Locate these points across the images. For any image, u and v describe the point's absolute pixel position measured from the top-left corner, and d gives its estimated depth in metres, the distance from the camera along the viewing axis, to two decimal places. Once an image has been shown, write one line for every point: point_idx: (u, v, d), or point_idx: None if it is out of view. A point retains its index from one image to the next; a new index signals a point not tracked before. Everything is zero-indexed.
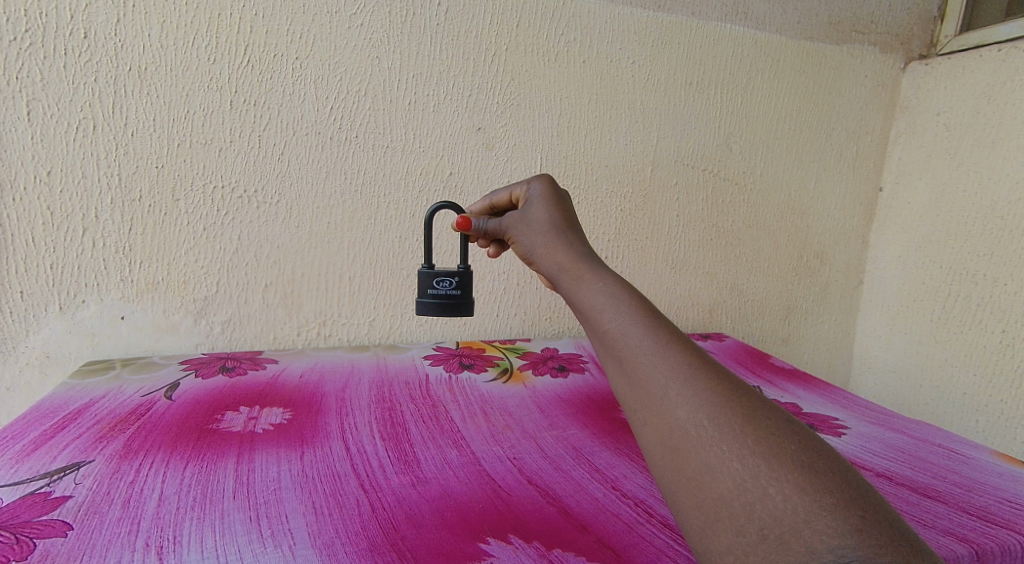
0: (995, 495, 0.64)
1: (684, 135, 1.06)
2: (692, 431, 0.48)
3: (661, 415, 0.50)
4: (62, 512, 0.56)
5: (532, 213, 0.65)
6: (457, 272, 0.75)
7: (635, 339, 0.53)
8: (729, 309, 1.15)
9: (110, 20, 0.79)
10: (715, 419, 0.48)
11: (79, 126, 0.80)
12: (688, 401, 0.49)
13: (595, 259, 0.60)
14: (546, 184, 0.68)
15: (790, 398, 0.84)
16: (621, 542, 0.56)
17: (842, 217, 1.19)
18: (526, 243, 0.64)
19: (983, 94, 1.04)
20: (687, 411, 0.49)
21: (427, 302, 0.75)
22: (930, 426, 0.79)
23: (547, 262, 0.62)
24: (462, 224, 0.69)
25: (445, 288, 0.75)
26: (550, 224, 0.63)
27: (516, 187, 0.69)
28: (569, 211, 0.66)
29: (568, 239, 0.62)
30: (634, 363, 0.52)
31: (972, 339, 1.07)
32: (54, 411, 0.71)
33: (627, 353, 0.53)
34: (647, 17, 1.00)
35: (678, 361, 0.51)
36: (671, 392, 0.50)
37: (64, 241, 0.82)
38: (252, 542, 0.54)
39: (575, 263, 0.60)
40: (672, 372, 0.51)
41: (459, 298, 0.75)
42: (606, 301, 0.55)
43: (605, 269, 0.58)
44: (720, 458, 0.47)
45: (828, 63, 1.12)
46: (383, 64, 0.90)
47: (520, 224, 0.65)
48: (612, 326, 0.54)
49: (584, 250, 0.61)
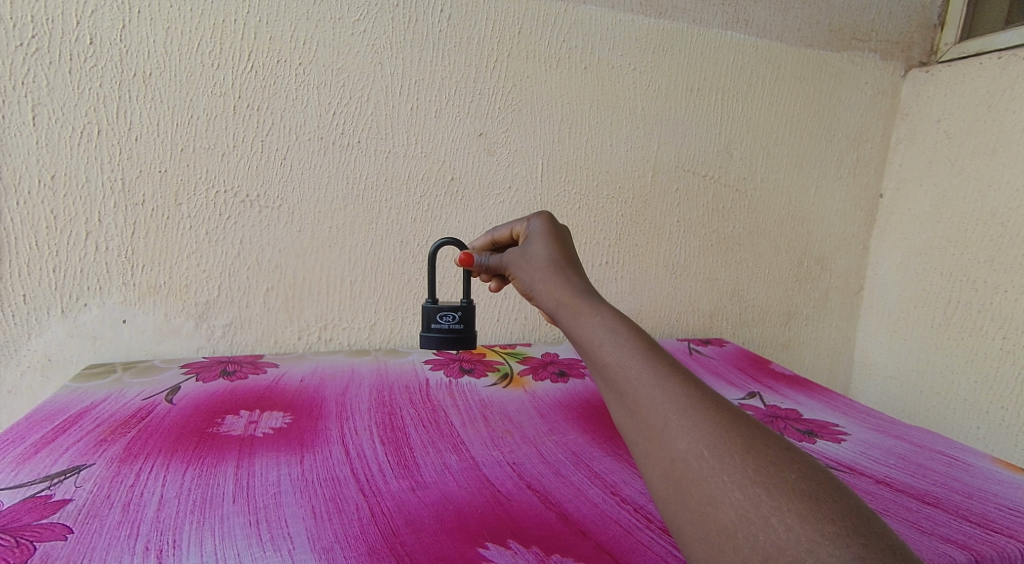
0: (995, 502, 0.64)
1: (685, 141, 1.06)
2: (693, 462, 0.48)
3: (662, 447, 0.50)
4: (61, 516, 0.56)
5: (532, 250, 0.65)
6: (460, 307, 0.76)
7: (634, 371, 0.53)
8: (729, 314, 1.15)
9: (116, 26, 0.80)
10: (715, 449, 0.48)
11: (84, 131, 0.81)
12: (688, 432, 0.49)
13: (594, 295, 0.60)
14: (546, 221, 0.68)
15: (791, 404, 0.84)
16: (621, 548, 0.56)
17: (843, 223, 1.19)
18: (526, 278, 0.64)
19: (983, 101, 1.05)
20: (687, 442, 0.49)
21: (430, 337, 0.76)
22: (930, 433, 0.79)
23: (546, 297, 0.62)
24: (466, 259, 0.69)
25: (448, 322, 0.76)
26: (550, 261, 0.63)
27: (517, 225, 0.70)
28: (569, 249, 0.66)
29: (568, 275, 0.62)
30: (634, 396, 0.52)
31: (973, 345, 1.07)
32: (55, 415, 0.71)
33: (627, 384, 0.53)
34: (648, 24, 1.00)
35: (678, 391, 0.51)
36: (671, 423, 0.50)
37: (67, 245, 0.82)
38: (252, 546, 0.54)
39: (575, 298, 0.60)
40: (671, 404, 0.51)
41: (462, 332, 0.76)
42: (606, 336, 0.55)
43: (604, 305, 0.58)
44: (722, 488, 0.47)
45: (829, 70, 1.12)
46: (385, 69, 0.90)
47: (520, 261, 0.65)
48: (611, 359, 0.54)
49: (584, 286, 0.61)
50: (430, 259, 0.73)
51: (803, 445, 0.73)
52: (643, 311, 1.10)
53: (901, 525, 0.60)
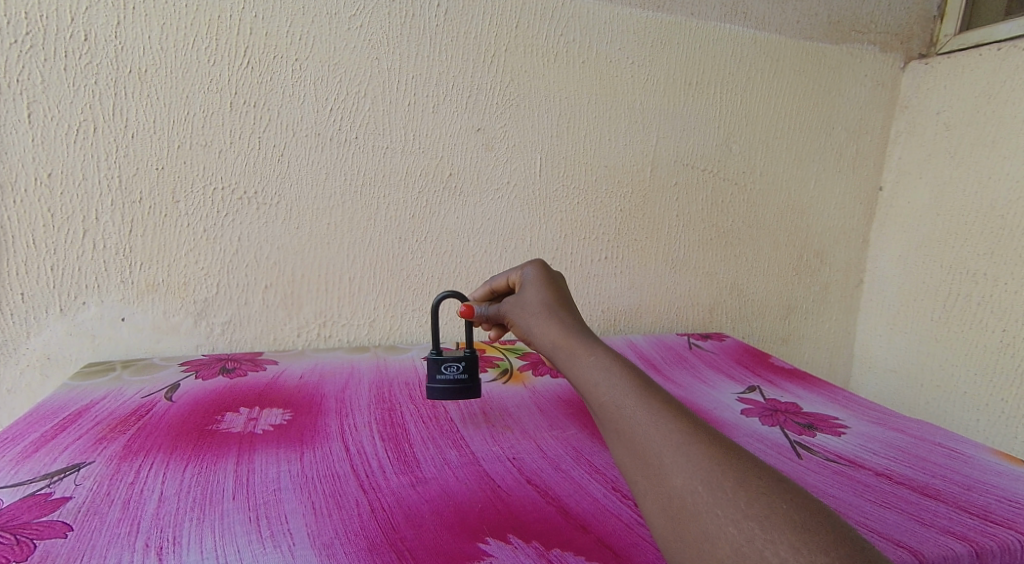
0: (995, 494, 0.64)
1: (685, 135, 1.06)
2: (688, 498, 0.48)
3: (658, 483, 0.50)
4: (62, 513, 0.56)
5: (526, 296, 0.66)
6: (465, 357, 0.75)
7: (629, 410, 0.54)
8: (729, 308, 1.15)
9: (111, 22, 0.79)
10: (708, 483, 0.48)
11: (80, 128, 0.80)
12: (682, 468, 0.49)
13: (590, 337, 0.61)
14: (539, 267, 0.69)
15: (791, 397, 0.84)
16: (621, 542, 0.56)
17: (842, 216, 1.19)
18: (524, 325, 0.65)
19: (982, 93, 1.05)
20: (681, 477, 0.49)
21: (435, 388, 0.75)
22: (930, 425, 0.79)
23: (543, 343, 0.62)
24: (466, 312, 0.70)
25: (455, 372, 0.74)
26: (544, 305, 0.64)
27: (512, 272, 0.71)
28: (564, 294, 0.67)
29: (562, 319, 0.63)
30: (630, 434, 0.53)
31: (973, 338, 1.07)
32: (55, 413, 0.71)
33: (622, 423, 0.54)
34: (647, 17, 1.00)
35: (670, 427, 0.52)
36: (666, 460, 0.50)
37: (64, 243, 0.82)
38: (252, 542, 0.54)
39: (568, 339, 0.60)
40: (665, 440, 0.51)
41: (468, 382, 0.74)
42: (599, 374, 0.57)
43: (597, 343, 0.59)
44: (716, 523, 0.47)
45: (828, 62, 1.12)
46: (382, 65, 0.90)
47: (515, 308, 0.66)
48: (606, 399, 0.55)
49: (580, 330, 0.61)
50: (432, 310, 0.72)
51: (803, 438, 0.73)
52: (642, 306, 1.09)
53: (900, 517, 0.60)
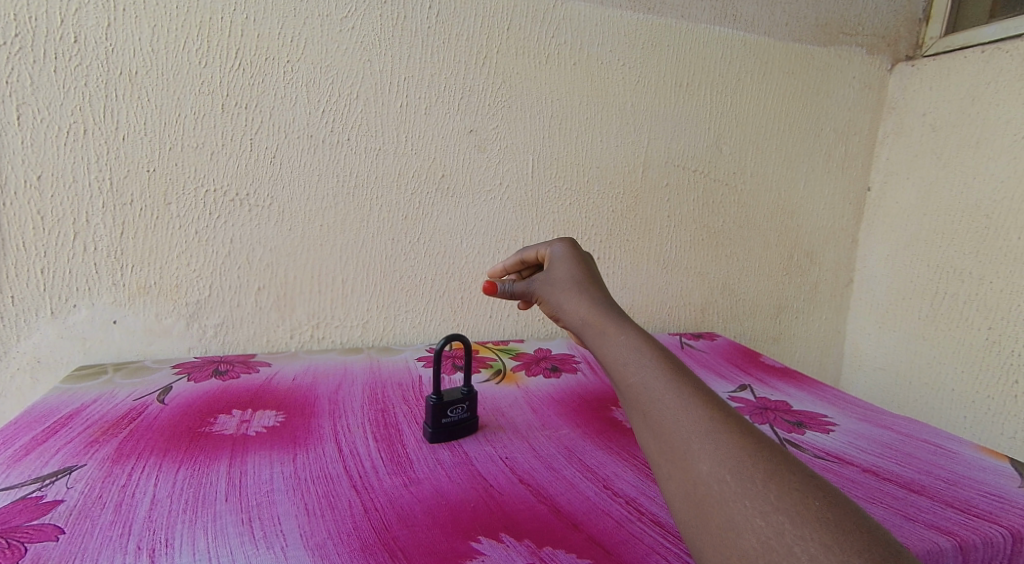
0: (979, 488, 0.65)
1: (675, 137, 1.07)
2: (715, 486, 0.49)
3: (685, 470, 0.50)
4: (53, 517, 0.56)
5: (555, 274, 0.67)
6: (466, 397, 0.72)
7: (657, 394, 0.54)
8: (719, 308, 1.16)
9: (101, 25, 0.79)
10: (738, 474, 0.49)
11: (70, 131, 0.80)
12: (711, 456, 0.50)
13: (620, 313, 0.61)
14: (568, 244, 0.70)
15: (781, 396, 0.85)
16: (611, 540, 0.57)
17: (831, 216, 1.20)
18: (553, 301, 0.66)
19: (967, 95, 1.06)
20: (710, 466, 0.50)
21: (442, 434, 0.69)
22: (917, 421, 0.80)
23: (572, 317, 0.63)
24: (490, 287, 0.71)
25: (462, 412, 0.71)
26: (574, 282, 0.65)
27: (542, 247, 0.71)
28: (593, 270, 0.67)
29: (591, 294, 0.63)
30: (658, 417, 0.53)
31: (959, 335, 1.08)
32: (46, 416, 0.71)
33: (649, 407, 0.54)
34: (637, 20, 1.01)
35: (700, 415, 0.52)
36: (694, 447, 0.51)
37: (54, 246, 0.82)
38: (245, 543, 0.54)
39: (599, 317, 0.61)
40: (694, 427, 0.51)
41: (470, 421, 0.72)
42: (630, 354, 0.57)
43: (629, 324, 0.59)
44: (744, 515, 0.47)
45: (816, 64, 1.13)
46: (374, 67, 0.90)
47: (546, 285, 0.67)
48: (636, 381, 0.55)
49: (608, 305, 0.62)
50: (437, 354, 0.69)
51: (792, 436, 0.74)
52: (634, 306, 1.10)
53: (886, 513, 0.61)
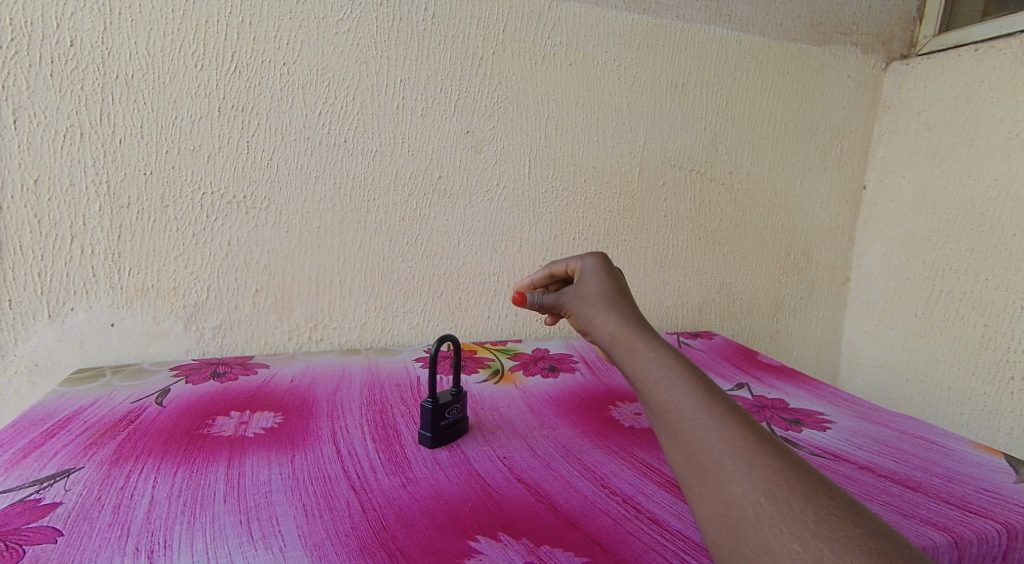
0: (975, 485, 0.65)
1: (671, 137, 1.07)
2: (749, 509, 0.48)
3: (718, 491, 0.50)
4: (51, 519, 0.56)
5: (585, 287, 0.68)
6: (457, 397, 0.71)
7: (690, 413, 0.54)
8: (717, 307, 1.16)
9: (97, 28, 0.79)
10: (773, 497, 0.48)
11: (67, 134, 0.80)
12: (745, 477, 0.49)
13: (649, 330, 0.61)
14: (600, 261, 0.71)
15: (778, 394, 0.85)
16: (609, 538, 0.57)
17: (828, 215, 1.20)
18: (582, 314, 0.66)
19: (961, 93, 1.06)
20: (745, 487, 0.49)
21: (444, 436, 0.69)
22: (913, 418, 0.80)
23: (601, 331, 0.63)
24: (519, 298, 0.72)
25: (455, 414, 0.71)
26: (603, 296, 0.66)
27: (573, 261, 0.73)
28: (622, 286, 0.68)
29: (621, 309, 0.64)
30: (690, 437, 0.52)
31: (956, 332, 1.09)
32: (44, 419, 0.71)
33: (682, 424, 0.53)
34: (632, 21, 1.01)
35: (732, 435, 0.52)
36: (728, 467, 0.50)
37: (52, 250, 0.82)
38: (243, 544, 0.54)
39: (628, 333, 0.61)
40: (727, 447, 0.51)
41: (462, 421, 0.72)
42: (660, 372, 0.56)
43: (659, 341, 0.59)
44: (780, 539, 0.46)
45: (811, 64, 1.14)
46: (370, 69, 0.90)
47: (575, 298, 0.68)
48: (666, 397, 0.55)
49: (638, 321, 0.62)
50: (432, 356, 0.68)
51: (789, 434, 0.74)
52: None
53: (883, 509, 0.61)
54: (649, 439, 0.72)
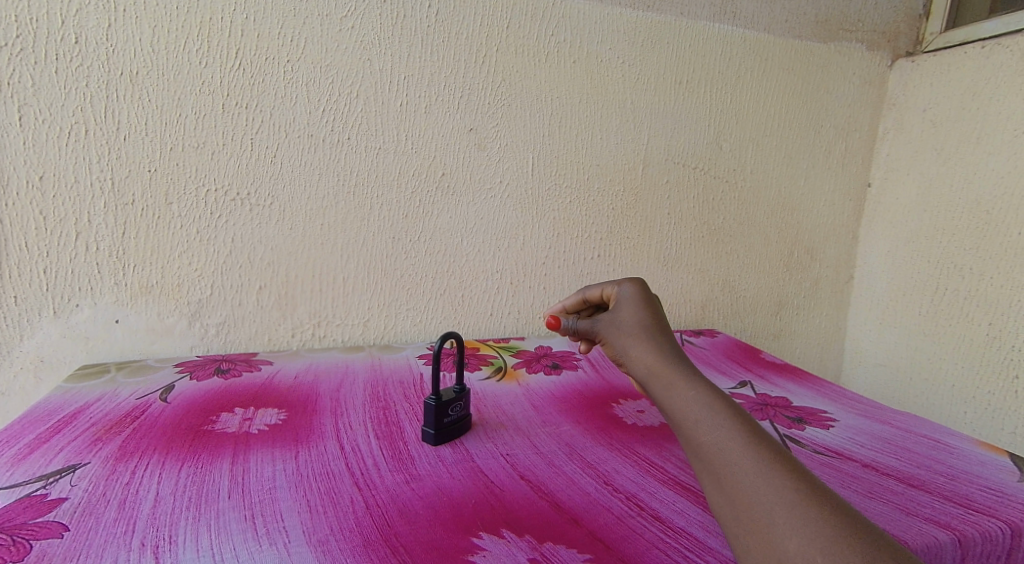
0: (978, 483, 0.65)
1: (675, 134, 1.07)
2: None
3: (769, 544, 0.49)
4: (58, 514, 0.56)
5: (622, 316, 0.66)
6: (460, 395, 0.71)
7: (736, 459, 0.53)
8: (720, 305, 1.16)
9: (101, 25, 0.79)
10: (828, 554, 0.47)
11: (72, 131, 0.80)
12: (798, 531, 0.48)
13: (689, 367, 0.60)
14: (638, 287, 0.69)
15: (781, 392, 0.85)
16: (612, 535, 0.57)
17: (832, 212, 1.20)
18: (618, 345, 0.64)
19: (967, 90, 1.06)
20: (798, 543, 0.48)
21: (447, 432, 0.69)
22: (917, 417, 0.80)
23: (638, 364, 0.62)
24: (554, 322, 0.69)
25: (459, 411, 0.71)
26: (642, 327, 0.64)
27: (607, 287, 0.70)
28: (660, 316, 0.66)
29: (659, 343, 0.62)
30: (736, 485, 0.52)
31: (960, 331, 1.08)
32: (50, 415, 0.71)
33: (727, 469, 0.53)
34: (636, 17, 1.01)
35: (781, 483, 0.51)
36: (779, 520, 0.49)
37: (57, 246, 0.82)
38: (248, 540, 0.54)
39: (668, 368, 0.59)
40: (777, 498, 0.50)
41: (465, 419, 0.72)
42: (701, 411, 0.56)
43: (698, 379, 0.58)
44: None
45: (816, 61, 1.13)
46: (374, 66, 0.90)
47: (612, 326, 0.66)
48: (709, 440, 0.54)
49: (677, 356, 0.61)
50: (437, 353, 0.68)
51: (792, 432, 0.74)
52: None
53: (886, 507, 0.61)
54: (652, 437, 0.72)
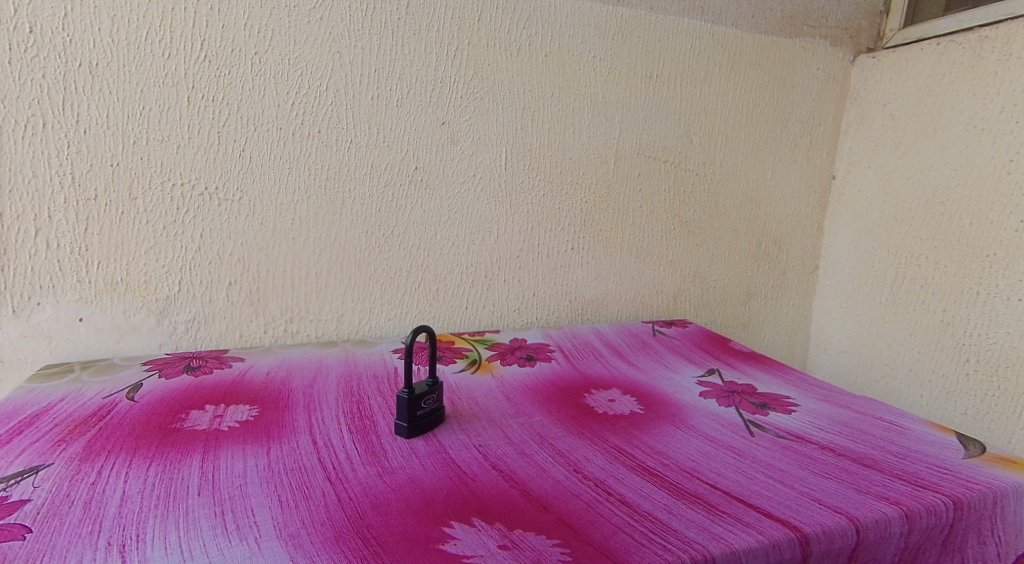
0: (927, 461, 0.67)
1: (646, 128, 1.08)
2: None
3: None
4: (19, 516, 0.55)
5: None
6: (432, 387, 0.71)
7: None
8: (692, 296, 1.18)
9: (57, 14, 0.77)
10: None
11: (28, 124, 0.78)
12: None
13: None
14: None
15: (747, 380, 0.87)
16: (580, 521, 0.57)
17: (798, 204, 1.23)
18: None
19: (923, 86, 1.09)
20: None
21: (419, 426, 0.69)
22: (874, 401, 0.82)
23: None
24: None
25: (433, 403, 0.71)
26: None
27: None
28: None
29: None
30: None
31: (916, 318, 1.12)
32: (11, 416, 0.69)
33: None
34: (607, 12, 1.01)
35: None
36: None
37: (15, 242, 0.80)
38: (217, 536, 0.54)
39: None
40: None
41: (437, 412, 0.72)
42: None
43: None
44: None
45: (782, 56, 1.15)
46: (344, 58, 0.89)
47: None
48: None
49: None
50: (409, 347, 0.67)
51: (756, 417, 0.76)
52: (608, 295, 1.11)
53: (841, 487, 0.63)
54: (623, 425, 0.73)
